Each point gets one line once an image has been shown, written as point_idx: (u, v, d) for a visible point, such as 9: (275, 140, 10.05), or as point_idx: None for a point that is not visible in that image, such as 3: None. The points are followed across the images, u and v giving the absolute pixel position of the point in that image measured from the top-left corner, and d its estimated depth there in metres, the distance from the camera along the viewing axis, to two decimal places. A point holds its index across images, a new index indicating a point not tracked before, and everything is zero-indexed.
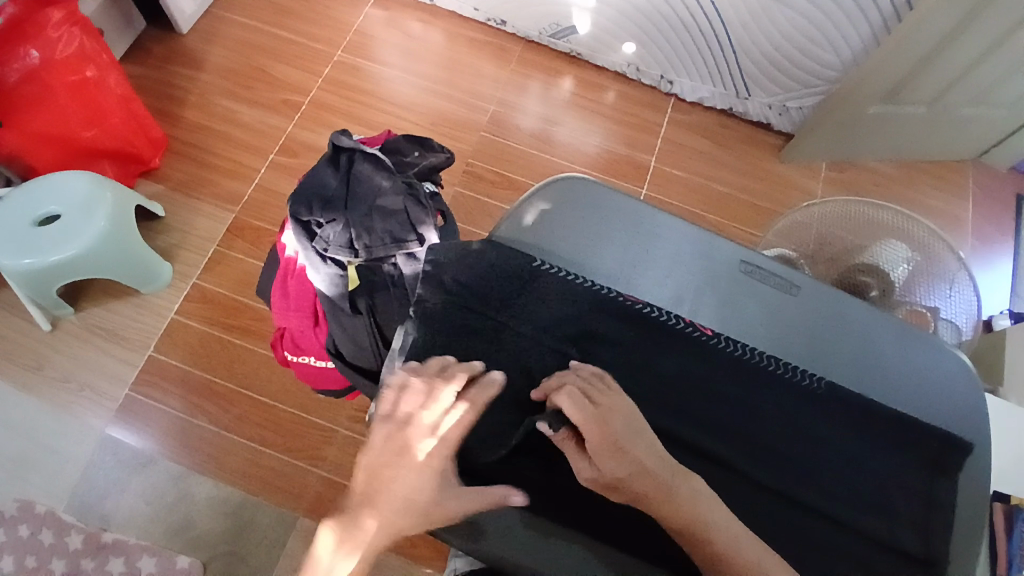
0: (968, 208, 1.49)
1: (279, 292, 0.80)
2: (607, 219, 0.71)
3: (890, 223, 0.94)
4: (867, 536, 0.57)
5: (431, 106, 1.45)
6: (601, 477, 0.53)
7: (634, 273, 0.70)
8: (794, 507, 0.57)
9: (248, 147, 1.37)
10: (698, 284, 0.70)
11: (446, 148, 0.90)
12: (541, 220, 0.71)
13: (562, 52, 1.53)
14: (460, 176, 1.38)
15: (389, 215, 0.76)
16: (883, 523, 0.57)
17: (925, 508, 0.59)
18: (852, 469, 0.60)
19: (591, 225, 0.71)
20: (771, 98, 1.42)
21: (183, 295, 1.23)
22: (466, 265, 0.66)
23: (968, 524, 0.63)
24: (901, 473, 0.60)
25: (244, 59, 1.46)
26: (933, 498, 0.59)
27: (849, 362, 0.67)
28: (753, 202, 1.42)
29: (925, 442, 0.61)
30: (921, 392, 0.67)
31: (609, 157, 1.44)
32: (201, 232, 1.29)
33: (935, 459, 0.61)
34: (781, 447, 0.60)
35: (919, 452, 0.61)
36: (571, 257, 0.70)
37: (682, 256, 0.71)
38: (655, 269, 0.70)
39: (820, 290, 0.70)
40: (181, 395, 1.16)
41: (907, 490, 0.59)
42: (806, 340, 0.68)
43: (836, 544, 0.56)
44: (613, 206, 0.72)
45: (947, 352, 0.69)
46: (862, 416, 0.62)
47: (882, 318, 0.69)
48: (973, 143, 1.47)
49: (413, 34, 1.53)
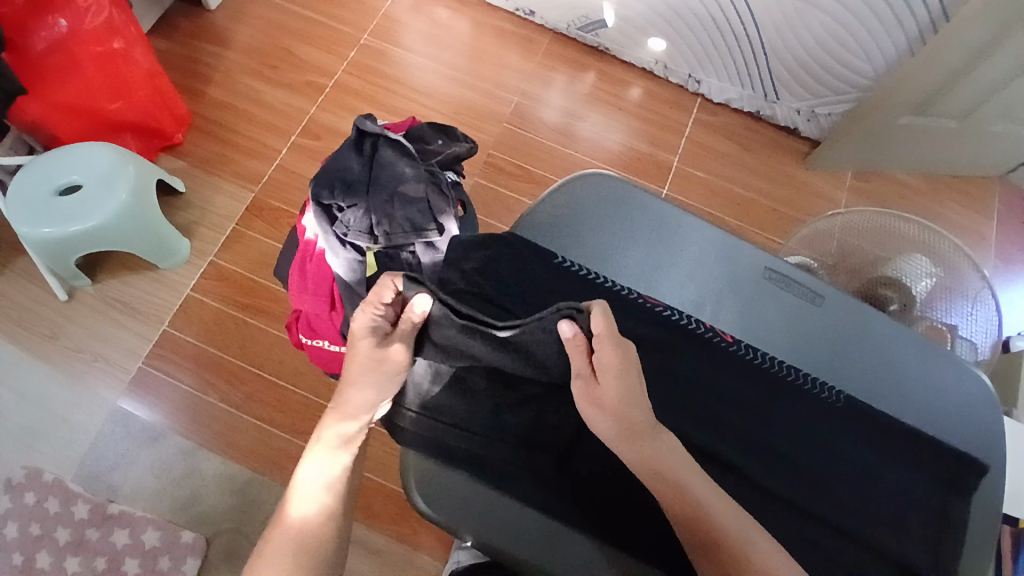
0: (994, 226, 1.46)
1: (297, 274, 0.80)
2: (630, 218, 0.70)
3: (914, 236, 0.92)
4: (882, 552, 0.56)
5: (454, 95, 1.44)
6: (595, 393, 0.53)
7: (655, 274, 0.69)
8: (808, 518, 0.56)
9: (270, 127, 1.37)
10: (719, 287, 0.69)
11: (469, 138, 0.90)
12: (563, 215, 0.70)
13: (590, 47, 1.51)
14: (480, 167, 1.37)
15: (410, 203, 0.75)
16: (897, 539, 0.56)
17: (941, 525, 0.58)
18: (867, 482, 0.59)
19: (614, 222, 0.70)
20: (799, 103, 1.40)
21: (198, 272, 1.23)
22: (487, 255, 0.65)
23: (982, 545, 0.62)
24: (917, 488, 0.59)
25: (269, 39, 1.45)
26: (948, 514, 0.58)
27: (869, 375, 0.66)
28: (775, 208, 1.40)
29: (943, 460, 0.60)
30: (940, 411, 0.65)
31: (631, 155, 1.42)
32: (219, 210, 1.29)
33: (953, 477, 0.60)
34: (797, 457, 0.59)
35: (935, 469, 0.60)
36: (591, 254, 0.69)
37: (704, 259, 0.70)
38: (676, 270, 0.69)
39: (844, 301, 0.69)
40: (192, 371, 1.16)
41: (924, 507, 0.58)
42: (827, 351, 0.67)
43: (851, 558, 0.55)
44: (637, 204, 0.71)
45: (969, 371, 0.67)
46: (880, 430, 0.61)
47: (905, 333, 0.68)
48: (1003, 159, 1.44)
49: (439, 21, 1.51)
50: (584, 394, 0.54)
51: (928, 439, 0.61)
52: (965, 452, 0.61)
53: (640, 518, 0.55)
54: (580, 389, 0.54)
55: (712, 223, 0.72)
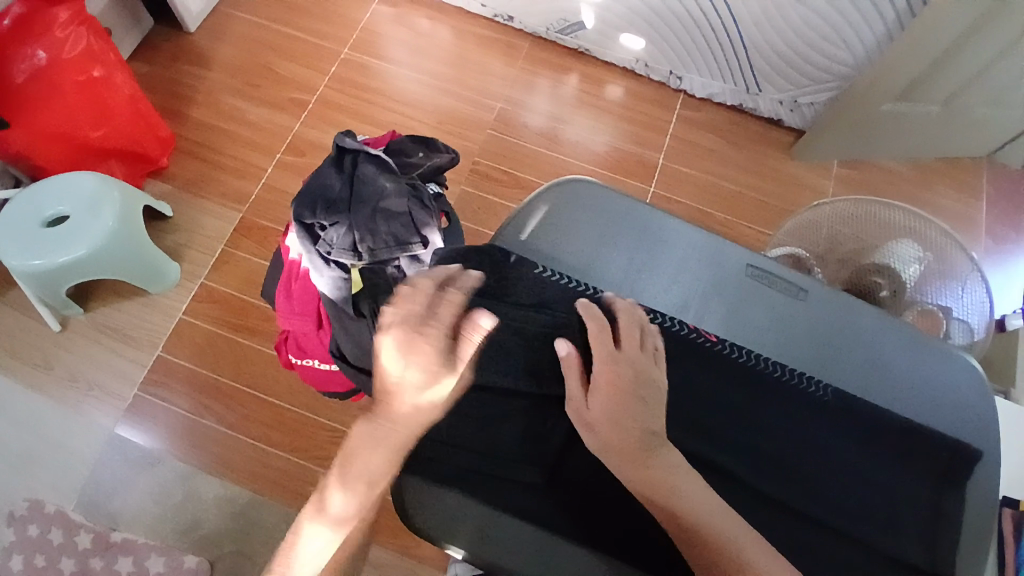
0: (983, 207, 1.46)
1: (283, 295, 0.81)
2: (611, 224, 0.71)
3: (902, 222, 0.92)
4: (877, 551, 0.54)
5: (437, 104, 1.44)
6: (586, 415, 0.57)
7: (638, 278, 0.69)
8: (802, 521, 0.55)
9: (255, 145, 1.37)
10: (703, 288, 0.69)
11: (451, 148, 0.90)
12: (544, 223, 0.71)
13: (570, 49, 1.51)
14: (466, 175, 1.37)
15: (392, 218, 0.76)
16: (892, 537, 0.55)
17: (935, 521, 0.57)
18: (859, 481, 0.57)
19: (595, 229, 0.71)
20: (782, 94, 1.40)
21: (190, 294, 1.23)
22: (465, 272, 0.67)
23: (977, 535, 0.62)
24: (908, 483, 0.59)
25: (251, 58, 1.45)
26: (942, 509, 0.58)
27: (857, 368, 0.66)
28: (762, 200, 1.40)
29: (933, 452, 0.60)
30: (932, 402, 0.65)
31: (617, 155, 1.42)
32: (208, 232, 1.29)
33: (944, 469, 0.60)
34: (787, 459, 0.57)
35: (925, 462, 0.60)
36: (574, 261, 0.69)
37: (687, 260, 0.70)
38: (659, 273, 0.69)
39: (827, 295, 0.69)
40: (188, 394, 1.16)
41: (916, 503, 0.58)
42: (814, 346, 0.67)
43: (848, 558, 0.53)
44: (617, 209, 0.71)
45: (957, 358, 0.67)
46: (869, 424, 0.61)
47: (892, 324, 0.68)
48: (989, 140, 1.44)
49: (420, 31, 1.52)
50: (578, 419, 0.57)
51: (920, 433, 0.61)
52: (955, 441, 0.61)
53: (630, 523, 0.52)
54: (574, 416, 0.57)
55: (694, 225, 0.72)
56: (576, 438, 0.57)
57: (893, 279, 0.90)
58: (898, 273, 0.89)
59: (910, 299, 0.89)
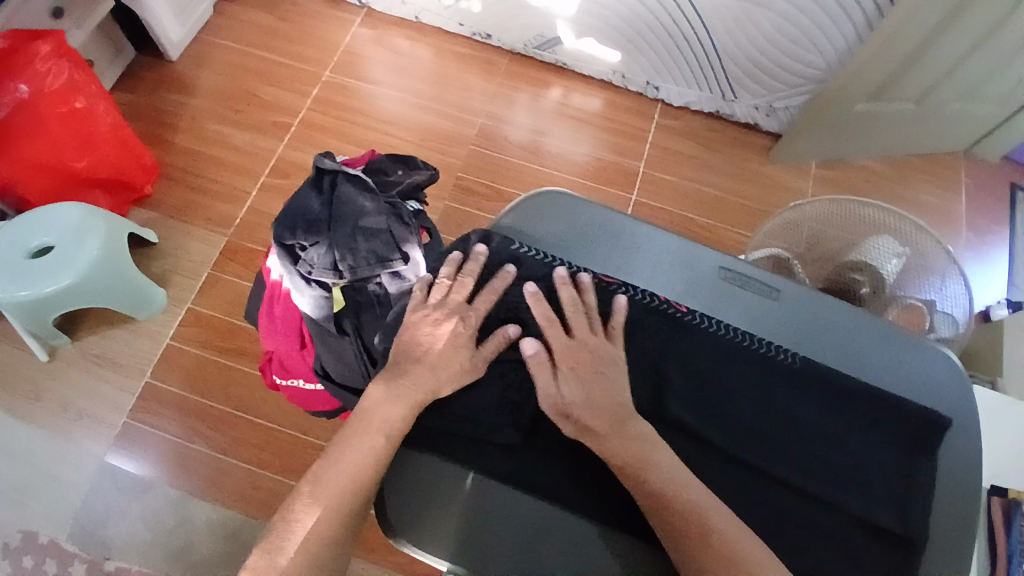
0: (961, 201, 1.48)
1: (266, 316, 0.84)
2: (586, 222, 0.72)
3: (878, 219, 0.94)
4: (844, 511, 0.58)
5: (419, 121, 1.45)
6: (563, 404, 0.60)
7: (610, 262, 0.70)
8: (771, 482, 0.59)
9: (239, 169, 1.38)
10: (676, 286, 0.70)
11: (430, 164, 0.91)
12: (517, 210, 0.72)
13: (549, 63, 1.54)
14: (450, 190, 1.38)
15: (372, 235, 0.76)
16: (859, 499, 0.58)
17: (904, 482, 0.59)
18: (828, 445, 0.60)
19: (568, 226, 0.72)
20: (757, 99, 1.43)
21: (177, 320, 1.23)
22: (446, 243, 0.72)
23: (955, 505, 0.62)
24: (879, 448, 0.60)
25: (233, 83, 1.47)
26: (910, 473, 0.60)
27: (828, 352, 0.67)
28: (743, 203, 1.42)
29: (902, 417, 0.61)
30: (904, 376, 0.66)
31: (598, 165, 1.44)
32: (194, 257, 1.29)
33: (915, 435, 0.61)
34: (758, 424, 0.61)
35: (896, 428, 0.61)
36: (547, 243, 0.71)
37: (661, 250, 0.71)
38: (632, 262, 0.70)
39: (800, 288, 0.70)
40: (178, 420, 1.16)
41: (886, 465, 0.60)
42: (786, 333, 0.67)
43: (811, 517, 0.58)
44: (591, 211, 0.72)
45: (931, 349, 0.68)
46: (839, 391, 0.62)
47: (863, 318, 0.69)
48: (962, 136, 1.47)
49: (400, 51, 1.54)
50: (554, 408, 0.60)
51: (888, 401, 0.62)
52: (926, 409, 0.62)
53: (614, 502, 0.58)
54: (550, 407, 0.60)
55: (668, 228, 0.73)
56: (536, 429, 0.61)
57: (873, 277, 0.88)
58: (879, 270, 0.88)
59: (893, 296, 0.88)
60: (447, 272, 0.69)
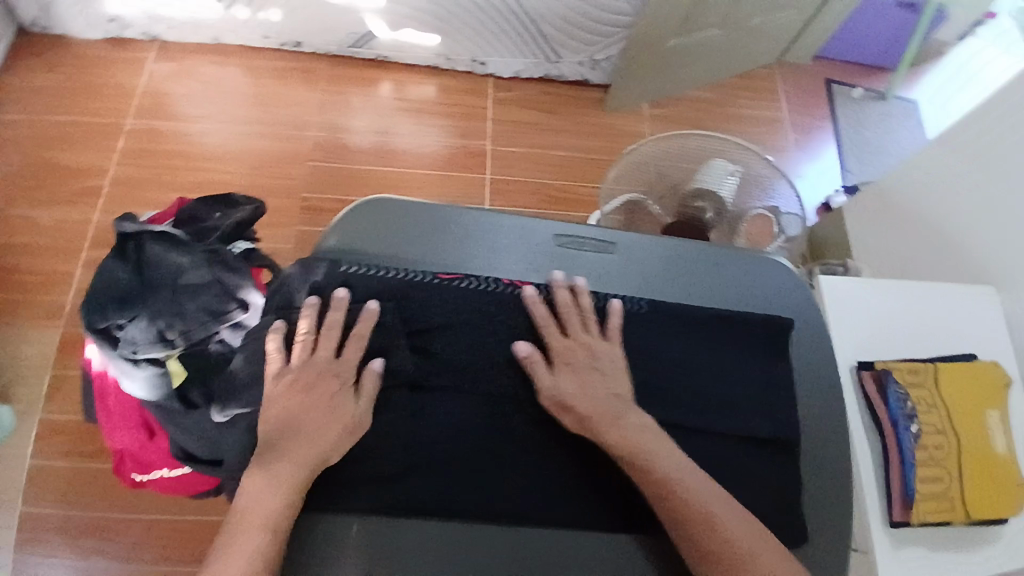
0: (784, 106, 1.59)
1: (102, 412, 0.75)
2: (416, 222, 0.69)
3: (704, 147, 1.00)
4: (722, 434, 0.60)
5: (249, 150, 1.35)
6: (489, 392, 0.60)
7: (450, 256, 0.68)
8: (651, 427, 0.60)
9: (55, 250, 1.22)
10: (520, 263, 0.69)
11: (254, 198, 0.83)
12: (342, 227, 0.68)
13: (371, 60, 1.48)
14: (301, 215, 1.30)
15: (198, 292, 0.69)
16: (734, 417, 0.61)
17: (768, 389, 0.63)
18: (695, 376, 0.63)
19: (398, 229, 0.69)
20: (579, 55, 1.44)
21: (28, 436, 1.09)
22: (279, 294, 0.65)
23: (820, 394, 0.66)
24: (739, 366, 0.64)
25: (22, 157, 1.29)
26: (769, 375, 0.63)
27: (675, 288, 0.69)
28: (595, 156, 1.44)
29: (750, 331, 0.65)
30: (747, 291, 0.70)
31: (448, 152, 1.41)
32: (28, 361, 1.14)
33: (765, 343, 0.65)
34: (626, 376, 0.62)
35: (748, 343, 0.65)
36: (380, 253, 0.67)
37: (505, 229, 0.70)
38: (472, 250, 0.69)
39: (636, 236, 0.73)
40: (59, 545, 1.03)
41: (749, 380, 0.63)
42: (634, 282, 0.69)
43: (693, 447, 0.60)
44: (420, 211, 0.70)
45: (765, 260, 0.72)
46: (692, 323, 0.65)
47: (701, 247, 0.72)
48: (769, 47, 1.57)
49: (208, 80, 1.42)
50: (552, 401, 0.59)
51: (733, 319, 0.66)
52: (769, 318, 0.66)
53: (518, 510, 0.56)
54: (477, 397, 0.59)
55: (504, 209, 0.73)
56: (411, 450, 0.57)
57: (714, 201, 0.95)
58: (718, 195, 0.95)
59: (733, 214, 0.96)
60: (307, 327, 0.62)
